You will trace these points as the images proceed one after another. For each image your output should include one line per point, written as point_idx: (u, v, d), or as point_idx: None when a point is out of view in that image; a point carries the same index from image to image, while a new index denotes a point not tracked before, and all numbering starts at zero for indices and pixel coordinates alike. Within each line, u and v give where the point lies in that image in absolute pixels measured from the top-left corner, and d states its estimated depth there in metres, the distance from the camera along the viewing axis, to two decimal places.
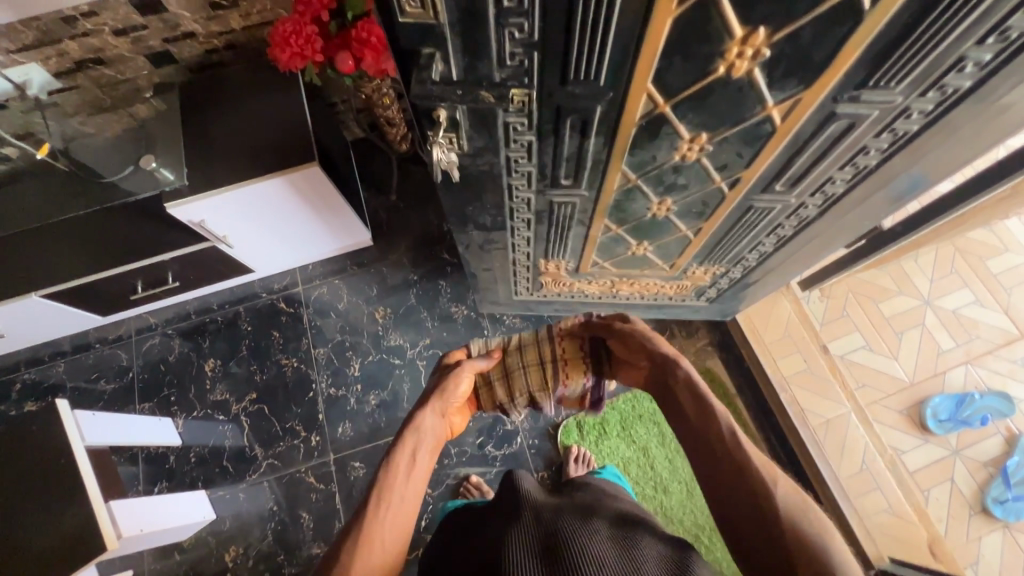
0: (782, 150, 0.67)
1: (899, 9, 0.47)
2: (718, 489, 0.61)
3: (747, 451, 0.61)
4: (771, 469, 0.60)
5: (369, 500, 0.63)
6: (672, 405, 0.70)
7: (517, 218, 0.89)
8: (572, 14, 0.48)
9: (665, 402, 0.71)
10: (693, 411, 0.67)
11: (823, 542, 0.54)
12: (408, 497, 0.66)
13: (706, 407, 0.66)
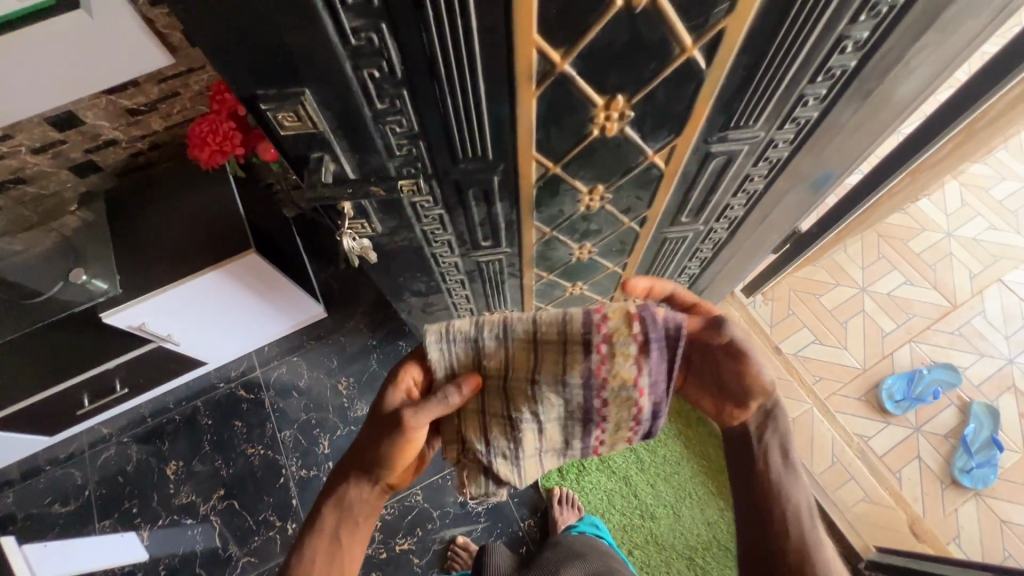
0: (675, 188, 0.71)
1: (734, 65, 0.52)
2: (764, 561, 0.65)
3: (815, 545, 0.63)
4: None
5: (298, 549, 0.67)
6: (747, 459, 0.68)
7: (450, 280, 0.91)
8: (444, 108, 0.51)
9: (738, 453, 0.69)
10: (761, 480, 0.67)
11: None
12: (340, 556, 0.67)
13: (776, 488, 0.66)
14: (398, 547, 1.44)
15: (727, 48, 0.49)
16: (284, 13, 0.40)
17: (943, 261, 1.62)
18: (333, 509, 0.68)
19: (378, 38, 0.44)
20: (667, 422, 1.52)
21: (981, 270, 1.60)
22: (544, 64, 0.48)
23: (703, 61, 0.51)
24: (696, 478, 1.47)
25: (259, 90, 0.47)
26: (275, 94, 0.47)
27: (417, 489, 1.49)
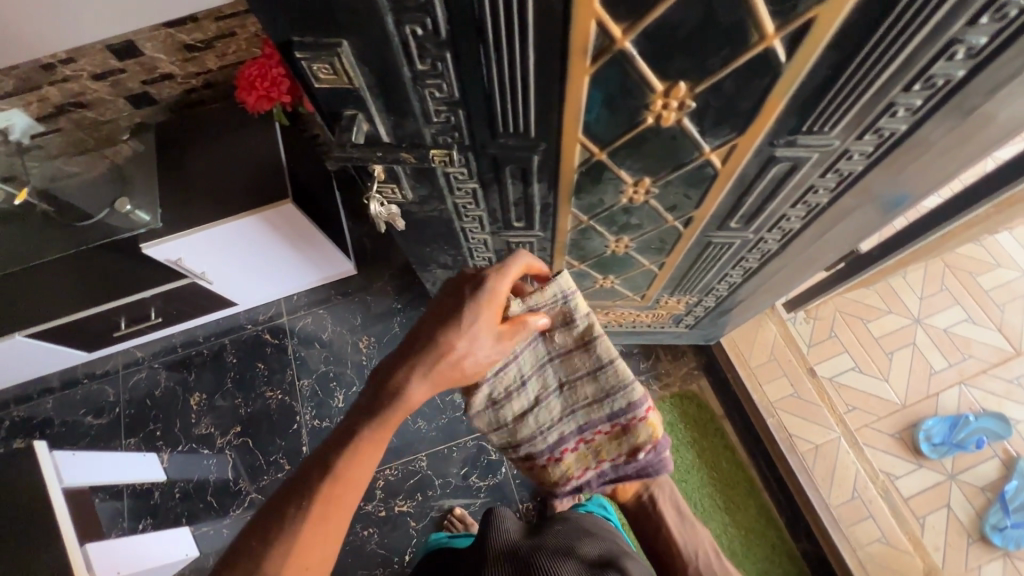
0: (728, 191, 0.66)
1: (818, 61, 0.46)
2: None
3: None
4: None
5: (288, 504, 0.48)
6: None
7: (478, 257, 0.88)
8: (488, 76, 0.48)
9: None
10: None
11: None
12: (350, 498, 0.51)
13: None
14: (397, 507, 1.47)
15: (814, 40, 0.43)
16: None
17: (1013, 302, 1.48)
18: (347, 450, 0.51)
19: None
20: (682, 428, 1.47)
21: None
22: (602, 38, 0.44)
23: (784, 54, 0.45)
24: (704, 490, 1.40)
25: (296, 36, 0.44)
26: (311, 43, 0.44)
27: (422, 455, 1.51)
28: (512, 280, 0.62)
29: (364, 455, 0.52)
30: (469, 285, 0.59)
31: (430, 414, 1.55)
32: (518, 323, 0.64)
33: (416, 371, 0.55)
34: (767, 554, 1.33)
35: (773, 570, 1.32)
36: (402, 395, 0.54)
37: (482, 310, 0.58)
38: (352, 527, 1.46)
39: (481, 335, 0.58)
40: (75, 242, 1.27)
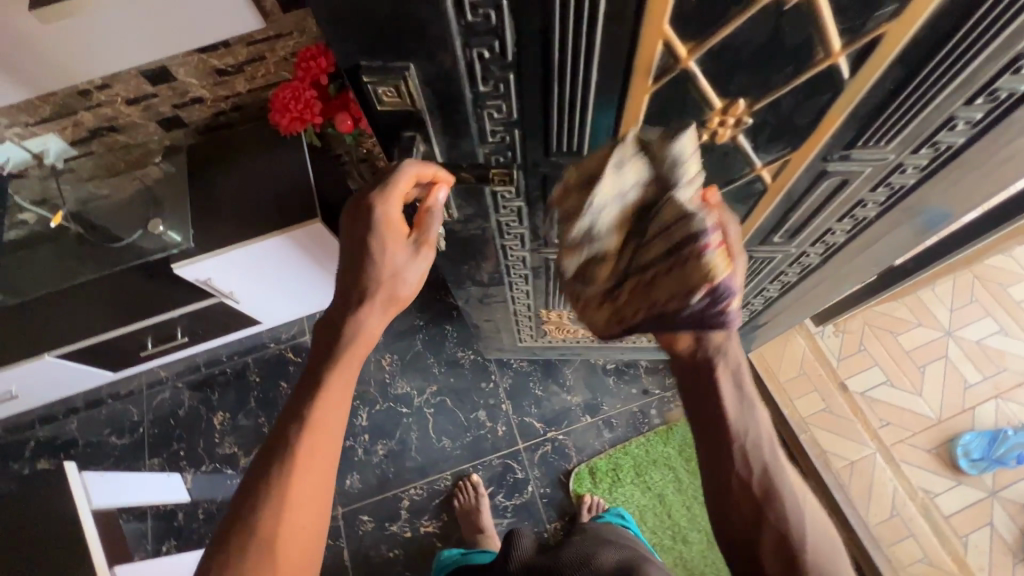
0: (776, 206, 0.66)
1: (882, 77, 0.46)
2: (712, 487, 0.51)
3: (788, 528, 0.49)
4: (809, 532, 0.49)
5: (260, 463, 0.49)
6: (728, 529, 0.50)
7: (515, 273, 0.88)
8: (548, 96, 0.48)
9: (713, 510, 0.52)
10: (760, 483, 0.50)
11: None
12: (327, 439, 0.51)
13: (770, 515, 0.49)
14: (422, 527, 1.46)
15: (880, 57, 0.43)
16: None
17: None
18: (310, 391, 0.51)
19: (496, 18, 0.41)
20: None
21: None
22: (667, 58, 0.44)
23: (847, 71, 0.45)
24: None
25: (363, 62, 0.44)
26: (379, 67, 0.45)
27: (447, 474, 1.50)
28: (401, 198, 0.54)
29: (331, 396, 0.51)
30: (357, 213, 0.53)
31: (455, 432, 1.54)
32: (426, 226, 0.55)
33: (353, 299, 0.53)
34: None
35: None
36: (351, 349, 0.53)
37: (383, 240, 0.53)
38: (378, 548, 1.44)
39: (395, 255, 0.54)
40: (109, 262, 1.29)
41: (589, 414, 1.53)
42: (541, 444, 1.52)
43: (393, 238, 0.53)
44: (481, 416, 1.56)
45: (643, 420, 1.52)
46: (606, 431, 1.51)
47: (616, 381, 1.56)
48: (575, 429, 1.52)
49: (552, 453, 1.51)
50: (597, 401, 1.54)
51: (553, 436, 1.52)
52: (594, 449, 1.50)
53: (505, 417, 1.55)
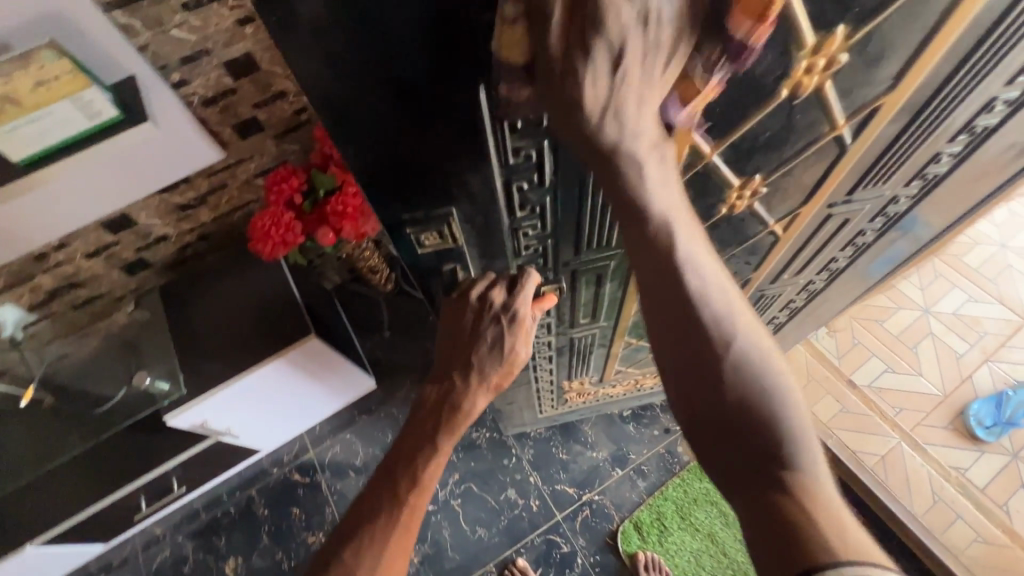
0: (786, 251, 0.69)
1: (879, 132, 0.51)
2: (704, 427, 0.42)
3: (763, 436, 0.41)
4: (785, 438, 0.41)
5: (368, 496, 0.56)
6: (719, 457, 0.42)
7: (540, 357, 0.87)
8: (582, 206, 0.50)
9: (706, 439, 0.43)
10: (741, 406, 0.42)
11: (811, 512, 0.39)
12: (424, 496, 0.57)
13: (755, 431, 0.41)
14: None
15: (882, 117, 0.48)
16: (455, 141, 0.40)
17: (1002, 274, 1.58)
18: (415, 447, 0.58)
19: (536, 155, 0.43)
20: None
21: None
22: (693, 158, 0.47)
23: (849, 136, 0.50)
24: None
25: (406, 213, 0.45)
26: (422, 215, 0.46)
27: (491, 566, 1.42)
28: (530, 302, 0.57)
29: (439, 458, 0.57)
30: (466, 304, 0.55)
31: (489, 519, 1.47)
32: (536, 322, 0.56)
33: (459, 377, 0.57)
34: None
35: None
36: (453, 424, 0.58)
37: (508, 333, 0.56)
38: None
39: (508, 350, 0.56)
40: (102, 427, 1.22)
41: (618, 467, 1.50)
42: (579, 510, 1.47)
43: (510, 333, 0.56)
44: (511, 495, 1.50)
45: (672, 460, 1.50)
46: (640, 481, 1.49)
47: (637, 427, 1.55)
48: (609, 485, 1.49)
49: (592, 516, 1.46)
50: (624, 451, 1.52)
51: (589, 498, 1.48)
52: (633, 502, 1.46)
53: (536, 490, 1.50)
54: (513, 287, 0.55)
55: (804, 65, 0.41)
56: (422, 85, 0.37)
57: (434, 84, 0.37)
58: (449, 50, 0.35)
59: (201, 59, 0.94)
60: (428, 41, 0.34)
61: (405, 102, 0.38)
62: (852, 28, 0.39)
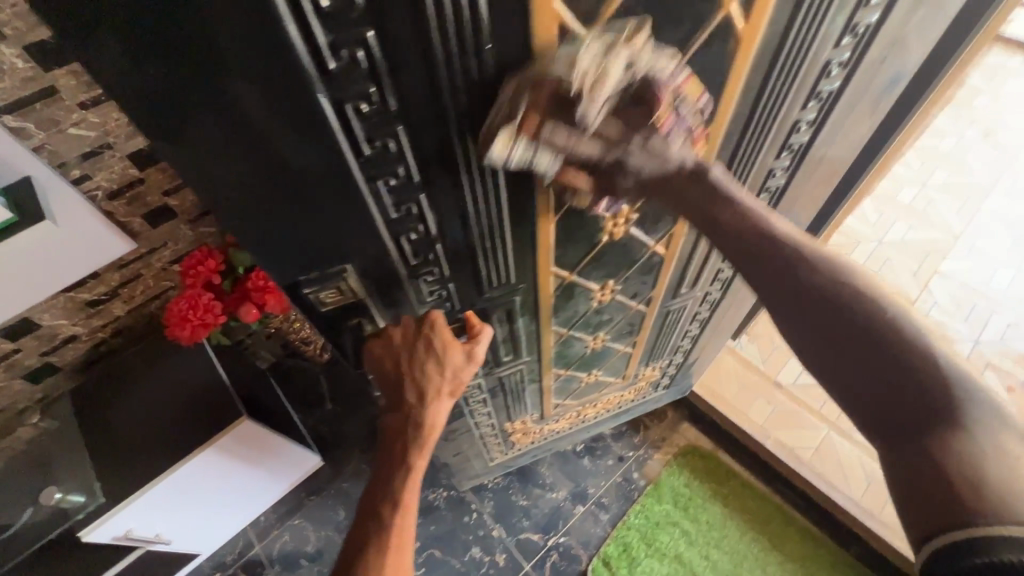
0: (675, 267, 0.76)
1: (717, 158, 0.58)
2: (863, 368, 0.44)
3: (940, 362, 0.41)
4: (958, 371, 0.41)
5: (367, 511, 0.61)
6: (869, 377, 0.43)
7: (474, 400, 0.89)
8: (474, 247, 0.54)
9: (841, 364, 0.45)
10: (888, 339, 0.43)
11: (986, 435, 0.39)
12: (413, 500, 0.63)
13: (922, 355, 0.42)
14: None
15: (711, 147, 0.56)
16: (333, 205, 0.42)
17: (885, 266, 1.78)
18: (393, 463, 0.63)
19: (417, 209, 0.46)
20: (699, 485, 1.50)
21: (920, 266, 1.77)
22: (561, 194, 0.52)
23: (692, 161, 0.57)
24: (747, 537, 1.43)
25: (301, 276, 0.46)
26: (318, 276, 0.47)
27: None
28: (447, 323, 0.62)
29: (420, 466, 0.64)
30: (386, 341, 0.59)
31: None
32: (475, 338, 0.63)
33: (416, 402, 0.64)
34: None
35: None
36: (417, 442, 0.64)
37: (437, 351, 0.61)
38: None
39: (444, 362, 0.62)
40: (4, 559, 1.07)
41: (579, 503, 1.50)
42: (547, 555, 1.44)
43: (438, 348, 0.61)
44: (476, 553, 1.46)
45: (630, 486, 1.52)
46: (602, 514, 1.49)
47: (591, 460, 1.57)
48: (573, 524, 1.48)
49: (561, 560, 1.44)
50: (582, 487, 1.53)
51: (555, 542, 1.46)
52: (599, 537, 1.46)
53: (501, 542, 1.47)
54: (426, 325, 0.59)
55: None
56: (295, 163, 0.37)
57: (304, 162, 0.38)
58: (301, 123, 0.35)
59: (103, 153, 0.95)
60: (286, 123, 0.35)
61: (280, 180, 0.38)
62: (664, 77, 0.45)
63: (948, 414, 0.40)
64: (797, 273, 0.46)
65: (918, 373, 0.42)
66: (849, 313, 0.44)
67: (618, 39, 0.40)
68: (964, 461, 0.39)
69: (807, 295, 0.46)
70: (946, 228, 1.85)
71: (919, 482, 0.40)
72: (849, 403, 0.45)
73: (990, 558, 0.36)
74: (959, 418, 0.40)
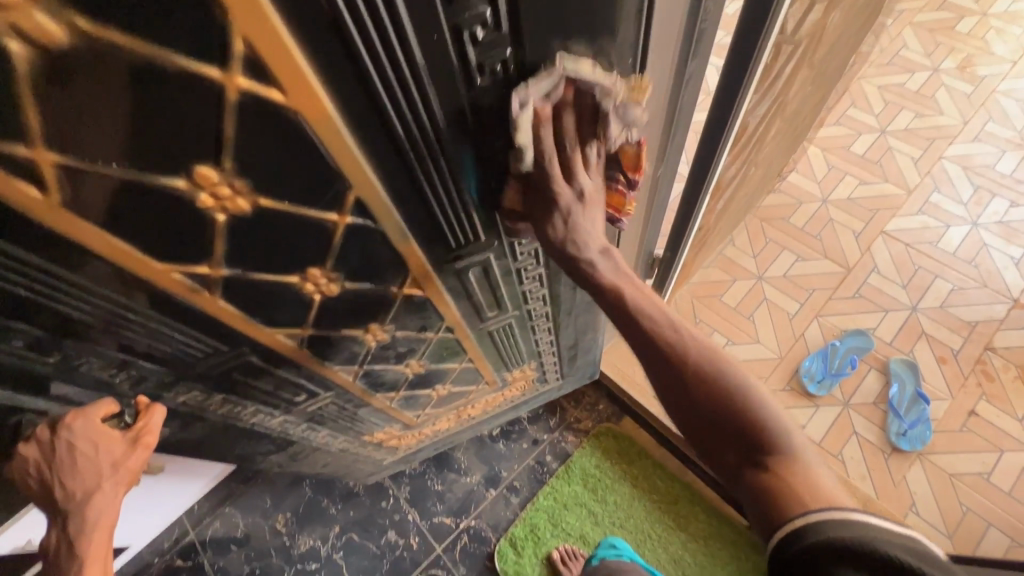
0: (454, 300, 0.70)
1: (402, 211, 0.50)
2: (710, 418, 0.52)
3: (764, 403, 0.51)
4: (774, 406, 0.52)
5: None
6: (711, 420, 0.52)
7: (295, 430, 0.87)
8: (131, 334, 0.49)
9: (687, 412, 0.53)
10: (724, 395, 0.51)
11: (792, 464, 0.49)
12: None
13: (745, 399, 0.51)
14: None
15: (380, 205, 0.48)
16: None
17: (826, 228, 1.65)
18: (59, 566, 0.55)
19: None
20: (609, 466, 1.51)
21: (864, 227, 1.63)
22: (196, 277, 0.46)
23: (368, 221, 0.49)
24: (652, 517, 1.43)
25: None
26: None
27: None
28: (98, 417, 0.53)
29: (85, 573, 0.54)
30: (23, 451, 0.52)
31: (372, 565, 1.48)
32: (146, 423, 0.55)
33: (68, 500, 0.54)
34: (731, 552, 1.36)
35: (742, 566, 1.35)
36: (80, 552, 0.54)
37: (89, 448, 0.53)
38: None
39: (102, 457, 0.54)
40: None
41: (491, 488, 1.52)
42: (458, 538, 1.48)
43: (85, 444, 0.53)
44: (392, 537, 1.50)
45: (542, 469, 1.53)
46: (513, 497, 1.51)
47: (506, 444, 1.57)
48: (484, 508, 1.50)
49: (470, 542, 1.47)
50: (495, 471, 1.54)
51: (466, 525, 1.49)
52: (508, 519, 1.48)
53: (415, 527, 1.51)
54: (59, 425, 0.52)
55: (206, 196, 0.39)
56: None
57: None
58: None
59: None
60: None
61: None
62: (215, 164, 0.37)
63: (778, 442, 0.50)
64: (667, 348, 0.52)
65: (751, 416, 0.51)
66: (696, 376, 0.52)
67: (96, 143, 0.32)
68: (795, 479, 0.48)
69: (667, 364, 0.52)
70: (900, 180, 1.69)
71: (762, 498, 0.49)
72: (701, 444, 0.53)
73: (809, 541, 0.45)
74: (777, 442, 0.50)
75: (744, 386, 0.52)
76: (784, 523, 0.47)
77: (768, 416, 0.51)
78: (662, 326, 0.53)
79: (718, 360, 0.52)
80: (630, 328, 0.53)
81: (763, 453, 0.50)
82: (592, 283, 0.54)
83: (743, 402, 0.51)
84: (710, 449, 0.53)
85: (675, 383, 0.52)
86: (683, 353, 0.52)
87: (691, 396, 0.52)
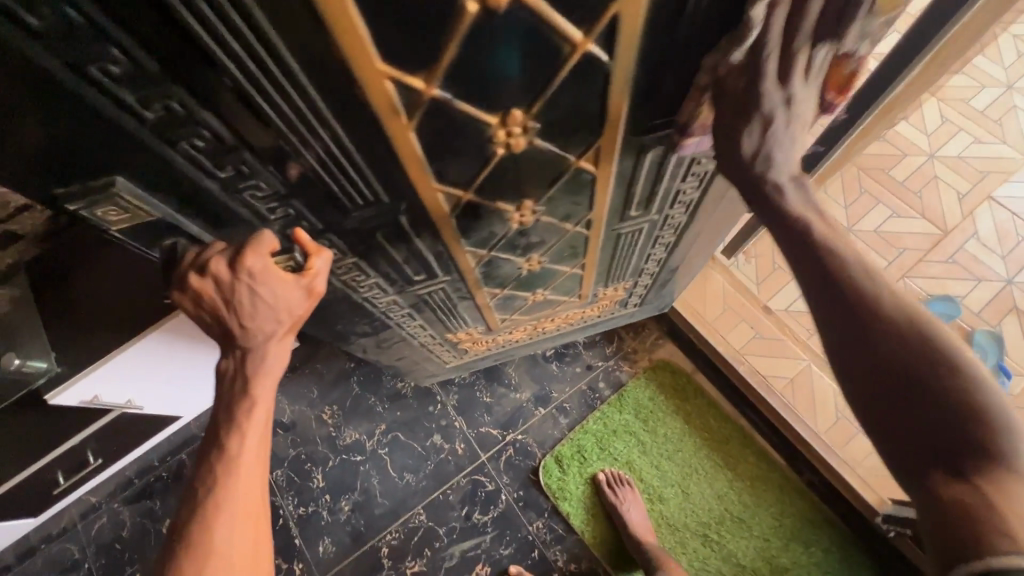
0: (614, 187, 0.63)
1: (637, 49, 0.43)
2: (892, 392, 0.48)
3: (977, 394, 0.45)
4: (994, 401, 0.45)
5: (203, 482, 0.52)
6: (889, 397, 0.48)
7: (395, 315, 0.82)
8: (309, 160, 0.45)
9: (863, 378, 0.50)
10: (920, 369, 0.47)
11: (1006, 474, 0.43)
12: (256, 466, 0.54)
13: (949, 382, 0.46)
14: (408, 569, 1.42)
15: (626, 34, 0.40)
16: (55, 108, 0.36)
17: (929, 186, 1.53)
18: (221, 410, 0.53)
19: (182, 106, 0.38)
20: (662, 400, 1.49)
21: (971, 189, 1.52)
22: (407, 93, 0.39)
23: (603, 53, 0.41)
24: (700, 453, 1.44)
25: (62, 191, 0.43)
26: (86, 192, 0.43)
27: (419, 509, 1.46)
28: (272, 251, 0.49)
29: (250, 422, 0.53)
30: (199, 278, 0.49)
31: (416, 465, 1.50)
32: (313, 266, 0.51)
33: (237, 338, 0.51)
34: (777, 496, 1.38)
35: (786, 510, 1.37)
36: (250, 398, 0.53)
37: (264, 288, 0.49)
38: None
39: (274, 300, 0.50)
40: None
41: (541, 406, 1.51)
42: (503, 450, 1.49)
43: (263, 285, 0.49)
44: (437, 440, 1.51)
45: (594, 395, 1.52)
46: (562, 418, 1.51)
47: (559, 366, 1.55)
48: (532, 425, 1.51)
49: (516, 455, 1.48)
50: (546, 391, 1.53)
51: (513, 438, 1.50)
52: (555, 438, 1.49)
53: (461, 434, 1.52)
54: (237, 257, 0.48)
55: None
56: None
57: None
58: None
59: None
60: None
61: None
62: None
63: (984, 447, 0.44)
64: (857, 301, 0.50)
65: (953, 403, 0.46)
66: (881, 342, 0.49)
67: None
68: (996, 491, 0.43)
69: (853, 319, 0.50)
70: (1018, 143, 1.55)
71: (931, 498, 0.45)
72: (872, 427, 0.50)
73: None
74: (981, 442, 0.44)
75: (954, 365, 0.46)
76: (971, 547, 0.42)
77: (984, 416, 0.45)
78: (859, 278, 0.50)
79: (918, 334, 0.48)
80: (822, 288, 0.51)
81: (957, 453, 0.45)
82: (783, 219, 0.53)
83: (944, 384, 0.46)
84: (877, 432, 0.49)
85: (856, 341, 0.50)
86: (873, 313, 0.49)
87: (870, 364, 0.49)
